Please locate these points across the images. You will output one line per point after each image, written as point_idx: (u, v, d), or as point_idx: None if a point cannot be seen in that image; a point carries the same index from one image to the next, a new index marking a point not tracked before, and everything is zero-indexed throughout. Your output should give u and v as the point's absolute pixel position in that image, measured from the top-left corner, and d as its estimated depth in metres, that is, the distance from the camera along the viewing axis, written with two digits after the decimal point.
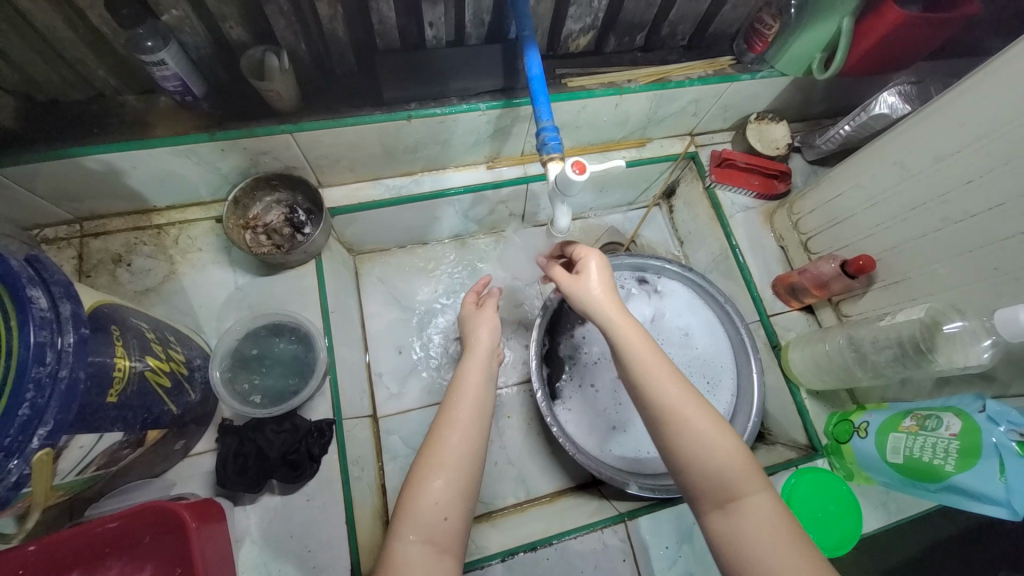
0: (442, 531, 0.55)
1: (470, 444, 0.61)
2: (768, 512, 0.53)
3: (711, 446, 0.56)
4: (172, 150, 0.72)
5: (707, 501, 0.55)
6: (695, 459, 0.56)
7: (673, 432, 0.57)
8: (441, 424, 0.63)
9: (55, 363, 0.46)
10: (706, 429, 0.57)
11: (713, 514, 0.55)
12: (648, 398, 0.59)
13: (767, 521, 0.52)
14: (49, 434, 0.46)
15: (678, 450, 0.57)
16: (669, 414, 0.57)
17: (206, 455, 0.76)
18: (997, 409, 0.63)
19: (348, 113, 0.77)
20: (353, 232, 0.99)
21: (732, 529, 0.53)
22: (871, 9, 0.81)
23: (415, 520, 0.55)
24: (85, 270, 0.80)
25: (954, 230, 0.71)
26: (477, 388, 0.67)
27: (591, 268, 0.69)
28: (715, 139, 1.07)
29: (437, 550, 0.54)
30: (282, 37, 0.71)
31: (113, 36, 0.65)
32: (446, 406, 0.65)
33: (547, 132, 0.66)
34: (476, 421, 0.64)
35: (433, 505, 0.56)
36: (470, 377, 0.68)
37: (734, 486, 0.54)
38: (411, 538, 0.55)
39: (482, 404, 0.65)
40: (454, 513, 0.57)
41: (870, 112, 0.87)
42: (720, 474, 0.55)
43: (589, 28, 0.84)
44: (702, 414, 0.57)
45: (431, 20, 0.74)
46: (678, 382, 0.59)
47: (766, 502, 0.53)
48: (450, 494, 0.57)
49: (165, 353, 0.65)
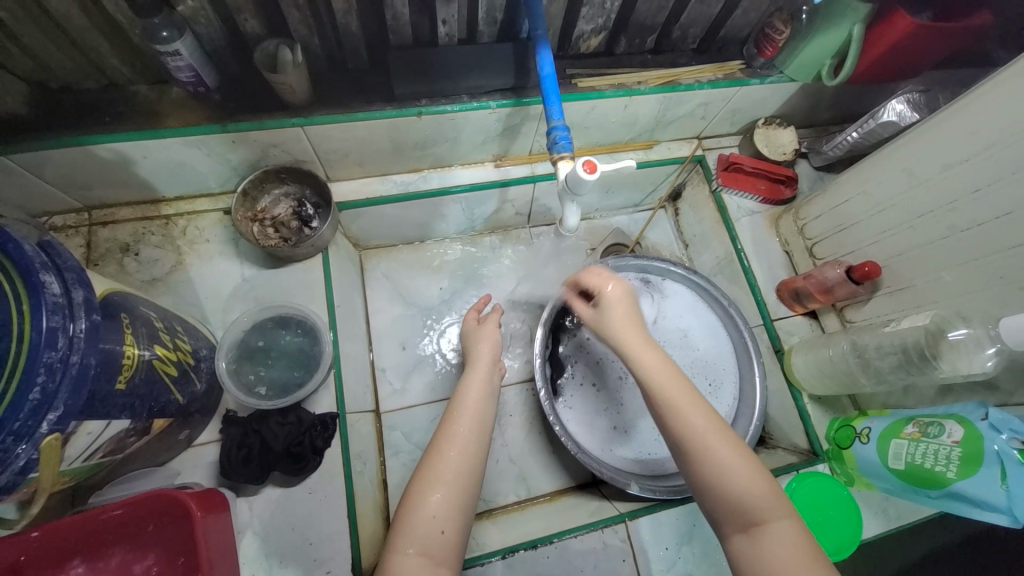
0: (440, 546, 0.56)
1: (468, 457, 0.62)
2: (791, 539, 0.53)
3: (735, 472, 0.56)
4: (184, 141, 0.73)
5: (731, 525, 0.56)
6: (718, 484, 0.56)
7: (690, 455, 0.58)
8: (443, 438, 0.64)
9: (66, 348, 0.46)
10: (729, 455, 0.57)
11: (737, 537, 0.55)
12: (672, 423, 0.60)
13: (791, 549, 0.52)
14: (58, 419, 0.46)
15: (701, 474, 0.57)
16: (688, 439, 0.58)
17: (210, 445, 0.76)
18: (999, 417, 0.63)
19: (359, 107, 0.78)
20: (360, 227, 0.99)
21: (757, 555, 0.53)
22: (882, 17, 0.81)
23: (412, 534, 0.56)
24: (92, 259, 0.80)
25: (960, 238, 0.72)
26: (478, 403, 0.68)
27: (609, 294, 0.71)
28: (722, 143, 1.07)
29: (434, 563, 0.55)
30: (296, 31, 0.71)
31: (128, 25, 0.65)
32: (447, 419, 0.66)
33: (558, 132, 0.66)
34: (475, 435, 0.65)
35: (430, 519, 0.57)
36: (470, 392, 0.69)
37: (759, 512, 0.54)
38: (409, 550, 0.55)
39: (482, 419, 0.67)
40: (452, 528, 0.57)
41: (879, 120, 0.88)
42: (744, 500, 0.55)
43: (600, 29, 0.84)
44: (720, 437, 0.58)
45: (445, 17, 0.74)
46: (702, 409, 0.60)
47: (790, 528, 0.53)
48: (447, 507, 0.58)
49: (172, 343, 0.65)
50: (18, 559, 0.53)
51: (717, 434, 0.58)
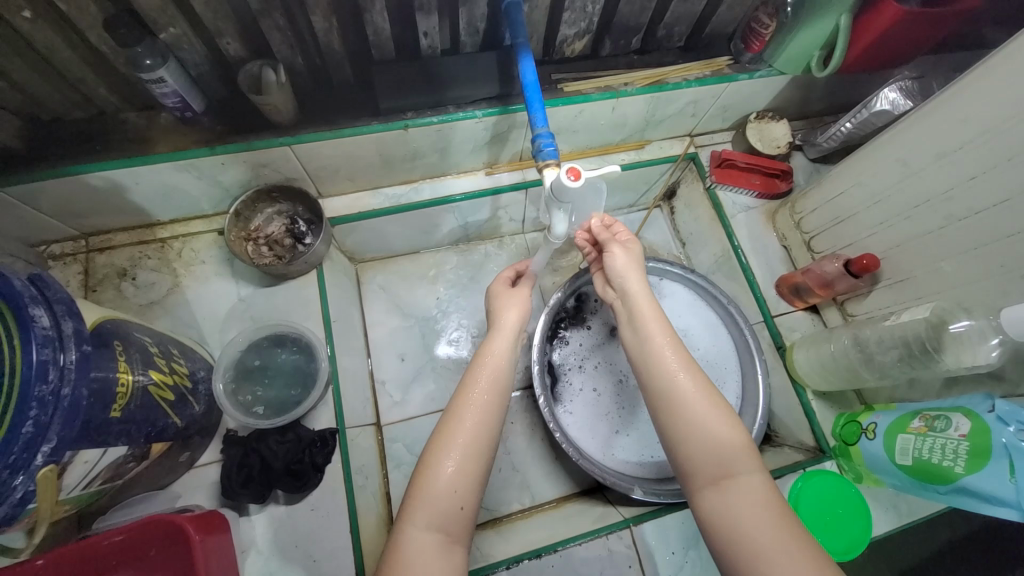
0: (456, 521, 0.56)
1: (486, 429, 0.61)
2: (760, 491, 0.53)
3: (713, 427, 0.56)
4: (174, 165, 0.73)
5: (701, 478, 0.55)
6: (691, 438, 0.56)
7: (672, 413, 0.58)
8: (459, 406, 0.62)
9: (57, 380, 0.47)
10: (707, 412, 0.57)
11: (706, 490, 0.55)
12: (654, 381, 0.60)
13: (758, 500, 0.52)
14: (53, 451, 0.46)
15: (677, 429, 0.57)
16: (670, 393, 0.59)
17: (212, 466, 0.77)
18: (1007, 409, 0.62)
19: (346, 123, 0.78)
20: (354, 241, 1.00)
21: (727, 506, 0.53)
22: (870, 6, 0.80)
23: (427, 508, 0.55)
24: (91, 285, 0.81)
25: (958, 228, 0.70)
26: (499, 368, 0.66)
27: (615, 258, 0.67)
28: (715, 139, 1.07)
29: (449, 540, 0.55)
30: (278, 51, 0.72)
31: (112, 54, 0.66)
32: (466, 384, 0.64)
33: (542, 139, 0.66)
34: (493, 401, 0.63)
35: (450, 494, 0.56)
36: (494, 357, 0.67)
37: (730, 464, 0.54)
38: (423, 525, 0.55)
39: (501, 387, 0.65)
40: (470, 503, 0.57)
41: (871, 109, 0.86)
42: (717, 453, 0.55)
43: (584, 32, 0.84)
44: (702, 396, 0.58)
45: (426, 29, 0.74)
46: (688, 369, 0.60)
47: (761, 480, 0.54)
48: (466, 480, 0.58)
49: (168, 367, 0.66)
50: None
51: (704, 393, 0.58)
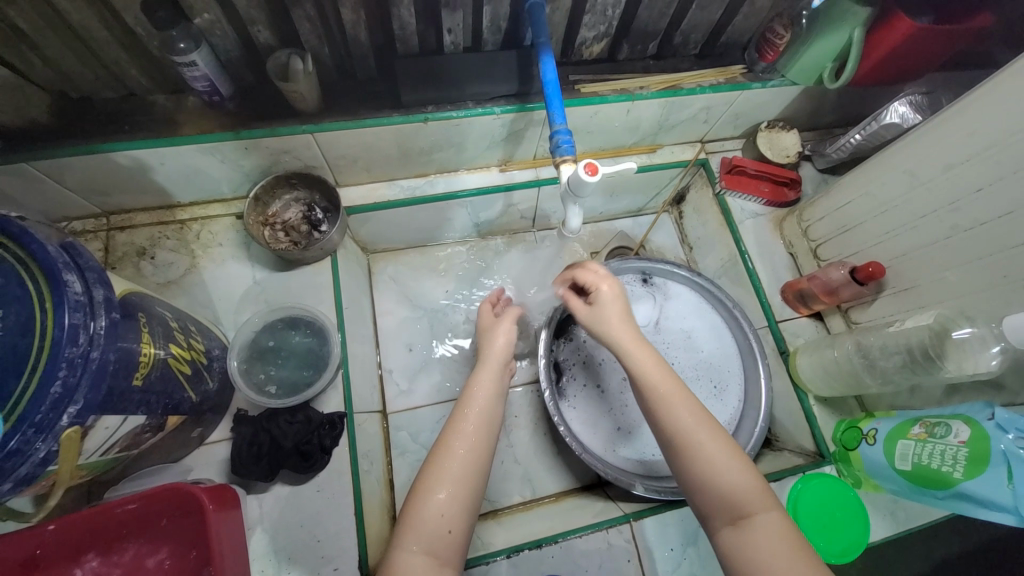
0: (446, 545, 0.57)
1: (475, 459, 0.62)
2: (776, 529, 0.54)
3: (724, 465, 0.57)
4: (199, 148, 0.75)
5: (718, 518, 0.57)
6: (704, 477, 0.58)
7: (685, 454, 0.59)
8: (450, 436, 0.64)
9: (86, 344, 0.48)
10: (717, 451, 0.58)
11: (725, 530, 0.56)
12: (661, 418, 0.61)
13: (776, 540, 0.53)
14: (78, 413, 0.48)
15: (689, 468, 0.59)
16: (677, 434, 0.60)
17: (221, 444, 0.78)
18: (1006, 416, 0.63)
19: (367, 114, 0.80)
20: (368, 231, 1.01)
21: (745, 547, 0.54)
22: (882, 21, 0.82)
23: (417, 532, 0.57)
24: (110, 262, 0.83)
25: (964, 238, 0.72)
26: (486, 402, 0.67)
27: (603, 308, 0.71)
28: (726, 146, 1.08)
29: (438, 563, 0.56)
30: (306, 41, 0.74)
31: (147, 37, 0.68)
32: (457, 413, 0.66)
33: (560, 135, 0.67)
34: (481, 434, 0.64)
35: (438, 519, 0.58)
36: (478, 391, 0.68)
37: (746, 504, 0.56)
38: (414, 548, 0.56)
39: (490, 418, 0.66)
40: (458, 527, 0.58)
41: (881, 122, 0.88)
42: (732, 493, 0.56)
43: (602, 35, 0.86)
44: (710, 434, 0.59)
45: (450, 26, 0.76)
46: (690, 404, 0.61)
47: (776, 518, 0.55)
48: (455, 506, 0.59)
49: (186, 342, 0.67)
50: (35, 551, 0.56)
51: (710, 432, 0.59)
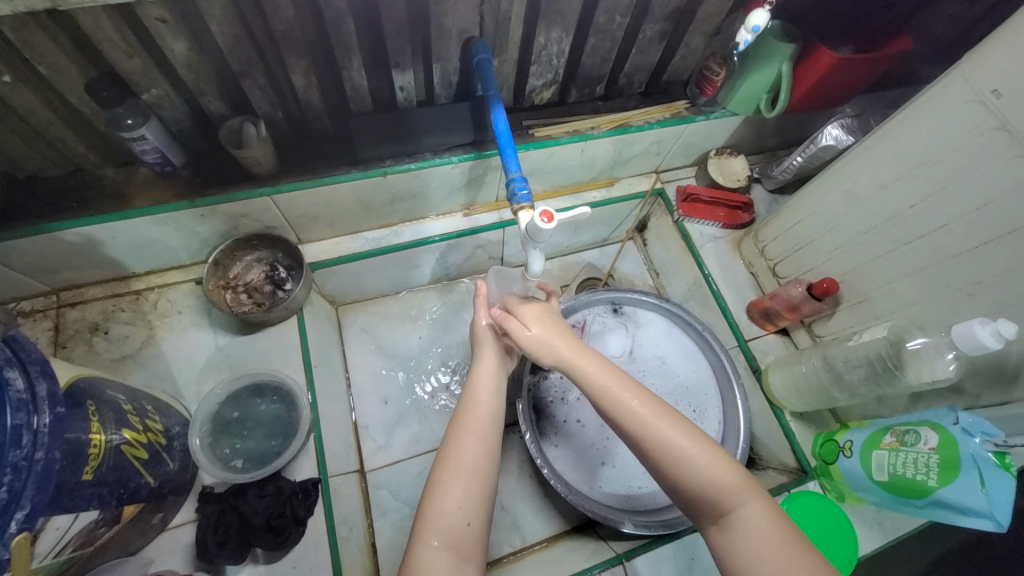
0: (465, 538, 0.56)
1: (486, 447, 0.62)
2: (760, 521, 0.54)
3: (696, 460, 0.57)
4: (152, 219, 0.74)
5: (705, 519, 0.57)
6: (681, 477, 0.57)
7: (659, 451, 0.58)
8: (456, 431, 0.63)
9: (31, 445, 0.46)
10: (690, 447, 0.58)
11: (713, 531, 0.56)
12: (621, 412, 0.61)
13: (759, 532, 0.53)
14: (27, 518, 0.45)
15: (665, 467, 0.58)
16: (644, 432, 0.60)
17: (186, 526, 0.74)
18: (970, 420, 0.65)
19: (325, 173, 0.81)
20: (335, 285, 1.01)
21: (733, 543, 0.54)
22: (807, 54, 0.88)
23: (436, 525, 0.56)
24: (60, 342, 0.79)
25: (906, 251, 0.76)
26: (490, 392, 0.68)
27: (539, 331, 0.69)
28: (679, 175, 1.13)
29: (460, 558, 0.55)
30: (259, 107, 0.74)
31: (93, 114, 0.68)
32: (461, 408, 0.66)
33: (515, 183, 0.69)
34: (490, 424, 0.64)
35: (455, 511, 0.57)
36: (482, 379, 0.69)
37: (726, 499, 0.55)
38: (434, 543, 0.55)
39: (495, 410, 0.66)
40: (476, 519, 0.58)
41: (818, 144, 0.94)
42: (711, 489, 0.56)
43: (551, 82, 0.90)
44: (680, 428, 0.59)
45: (402, 84, 0.79)
46: (648, 396, 0.62)
47: (761, 507, 0.54)
48: (471, 499, 0.58)
49: (142, 424, 0.64)
50: None
51: (680, 429, 0.59)
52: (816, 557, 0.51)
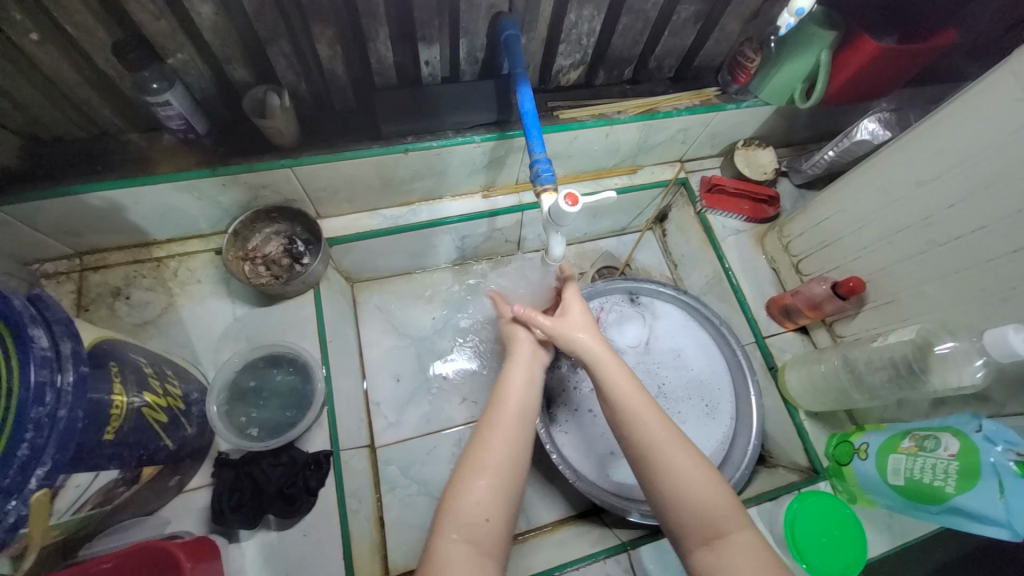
0: (485, 533, 0.56)
1: (512, 446, 0.62)
2: (751, 550, 0.54)
3: (695, 482, 0.58)
4: (175, 186, 0.74)
5: (693, 539, 0.57)
6: (676, 494, 0.58)
7: (658, 468, 0.59)
8: (484, 428, 0.63)
9: (54, 402, 0.47)
10: (691, 469, 0.59)
11: (700, 552, 0.56)
12: (632, 430, 0.62)
13: (751, 559, 0.53)
14: (47, 474, 0.46)
15: (664, 484, 0.59)
16: (649, 449, 0.60)
17: (201, 490, 0.75)
18: (993, 429, 0.63)
19: (346, 147, 0.80)
20: (351, 261, 1.01)
21: (722, 566, 0.54)
22: (847, 43, 0.84)
23: (456, 517, 0.56)
24: (83, 304, 0.80)
25: (939, 252, 0.73)
26: (521, 392, 0.68)
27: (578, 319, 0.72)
28: (704, 165, 1.10)
29: (480, 552, 0.55)
30: (283, 77, 0.73)
31: (119, 78, 0.67)
32: (492, 406, 0.66)
33: (540, 165, 0.68)
34: (519, 424, 0.64)
35: (476, 505, 0.57)
36: (514, 378, 0.69)
37: (720, 523, 0.56)
38: (453, 536, 0.55)
39: (525, 408, 0.66)
40: (496, 515, 0.58)
41: (852, 138, 0.90)
42: (707, 512, 0.56)
43: (579, 63, 0.87)
44: (683, 449, 0.60)
45: (427, 58, 0.77)
46: (659, 417, 0.63)
47: (751, 535, 0.56)
48: (493, 495, 0.58)
49: (162, 389, 0.65)
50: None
51: (684, 450, 0.60)
52: None
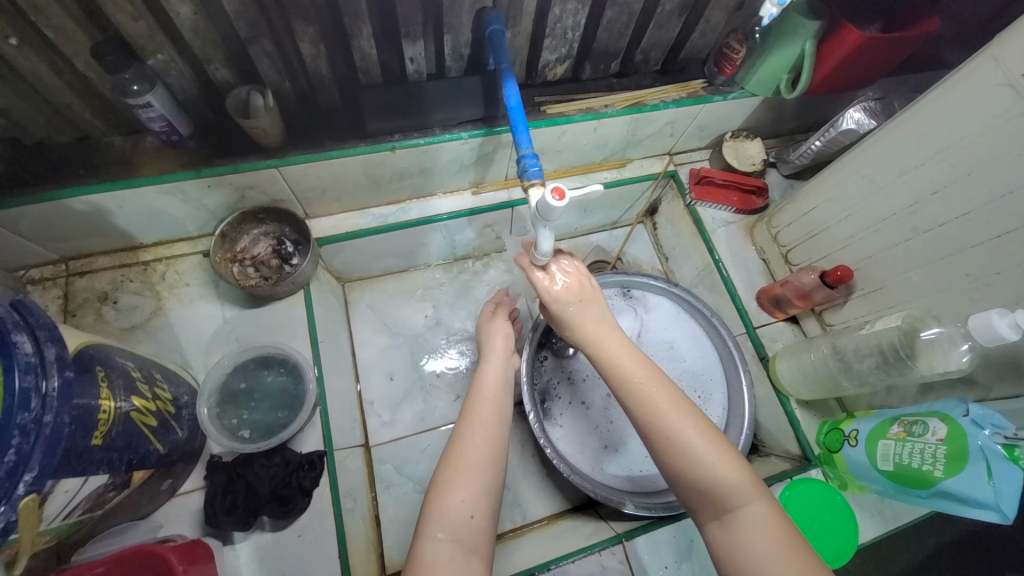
0: (470, 530, 0.56)
1: (491, 443, 0.63)
2: (762, 523, 0.54)
3: (705, 458, 0.57)
4: (160, 188, 0.73)
5: (706, 513, 0.57)
6: (686, 469, 0.58)
7: (667, 445, 0.59)
8: (462, 428, 0.64)
9: (39, 408, 0.46)
10: (699, 443, 0.58)
11: (713, 524, 0.57)
12: (638, 407, 0.61)
13: (762, 533, 0.53)
14: (34, 480, 0.46)
15: (672, 461, 0.58)
16: (657, 426, 0.60)
17: (194, 493, 0.75)
18: (981, 413, 0.64)
19: (333, 146, 0.79)
20: (341, 261, 1.00)
21: (733, 538, 0.55)
22: (832, 32, 0.84)
23: (441, 517, 0.57)
24: (70, 310, 0.80)
25: (924, 239, 0.74)
26: (496, 391, 0.69)
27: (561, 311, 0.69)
28: (693, 157, 1.10)
29: (464, 550, 0.55)
30: (266, 76, 0.73)
31: (99, 80, 0.66)
32: (468, 406, 0.67)
33: (526, 159, 0.67)
34: (496, 421, 0.65)
35: (459, 504, 0.58)
36: (488, 379, 0.70)
37: (731, 497, 0.56)
38: (439, 536, 0.56)
39: (501, 407, 0.67)
40: (480, 512, 0.58)
41: (838, 128, 0.91)
42: (718, 487, 0.56)
43: (565, 57, 0.87)
44: (691, 424, 0.59)
45: (412, 55, 0.77)
46: (666, 391, 0.62)
47: (763, 509, 0.55)
48: (476, 493, 0.59)
49: (151, 392, 0.65)
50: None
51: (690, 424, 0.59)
52: (804, 553, 0.52)
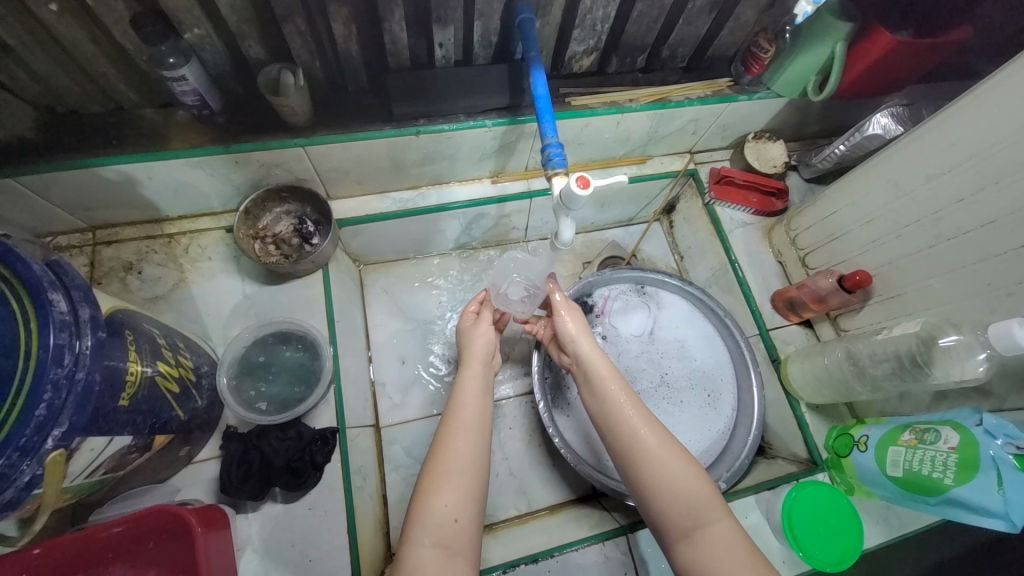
0: (454, 535, 0.58)
1: (474, 447, 0.64)
2: (729, 538, 0.57)
3: (679, 475, 0.61)
4: (187, 162, 0.74)
5: (676, 532, 0.59)
6: (660, 488, 0.61)
7: (643, 465, 0.63)
8: (446, 434, 0.65)
9: (72, 364, 0.48)
10: (673, 462, 0.62)
11: (682, 543, 0.59)
12: (618, 428, 0.66)
13: (730, 549, 0.56)
14: (62, 435, 0.47)
15: (647, 479, 0.62)
16: (635, 448, 0.64)
17: (209, 462, 0.77)
18: (995, 423, 0.64)
19: (359, 128, 0.80)
20: (359, 244, 1.01)
21: (701, 555, 0.57)
22: (863, 35, 0.83)
23: (425, 524, 0.58)
24: (96, 277, 0.82)
25: (947, 246, 0.73)
26: (475, 397, 0.70)
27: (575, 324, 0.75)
28: (714, 156, 1.10)
29: (449, 553, 0.57)
30: (298, 56, 0.74)
31: (136, 51, 0.68)
32: (451, 410, 0.68)
33: (551, 149, 0.67)
34: (477, 423, 0.67)
35: (443, 510, 0.59)
36: (469, 383, 0.71)
37: (701, 513, 0.59)
38: (424, 541, 0.57)
39: (482, 412, 0.69)
40: (464, 516, 0.59)
41: (864, 133, 0.90)
42: (690, 503, 0.59)
43: (592, 49, 0.87)
44: (666, 445, 0.64)
45: (441, 40, 0.77)
46: (642, 413, 0.67)
47: (730, 525, 0.58)
48: (459, 497, 0.60)
49: (174, 360, 0.66)
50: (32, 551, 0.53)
51: (666, 446, 0.63)
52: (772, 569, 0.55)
